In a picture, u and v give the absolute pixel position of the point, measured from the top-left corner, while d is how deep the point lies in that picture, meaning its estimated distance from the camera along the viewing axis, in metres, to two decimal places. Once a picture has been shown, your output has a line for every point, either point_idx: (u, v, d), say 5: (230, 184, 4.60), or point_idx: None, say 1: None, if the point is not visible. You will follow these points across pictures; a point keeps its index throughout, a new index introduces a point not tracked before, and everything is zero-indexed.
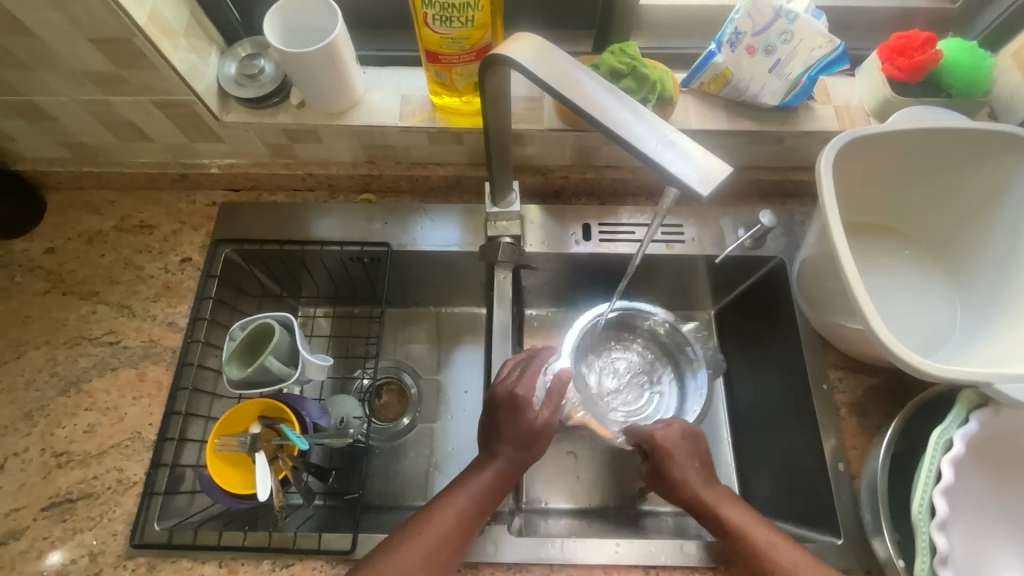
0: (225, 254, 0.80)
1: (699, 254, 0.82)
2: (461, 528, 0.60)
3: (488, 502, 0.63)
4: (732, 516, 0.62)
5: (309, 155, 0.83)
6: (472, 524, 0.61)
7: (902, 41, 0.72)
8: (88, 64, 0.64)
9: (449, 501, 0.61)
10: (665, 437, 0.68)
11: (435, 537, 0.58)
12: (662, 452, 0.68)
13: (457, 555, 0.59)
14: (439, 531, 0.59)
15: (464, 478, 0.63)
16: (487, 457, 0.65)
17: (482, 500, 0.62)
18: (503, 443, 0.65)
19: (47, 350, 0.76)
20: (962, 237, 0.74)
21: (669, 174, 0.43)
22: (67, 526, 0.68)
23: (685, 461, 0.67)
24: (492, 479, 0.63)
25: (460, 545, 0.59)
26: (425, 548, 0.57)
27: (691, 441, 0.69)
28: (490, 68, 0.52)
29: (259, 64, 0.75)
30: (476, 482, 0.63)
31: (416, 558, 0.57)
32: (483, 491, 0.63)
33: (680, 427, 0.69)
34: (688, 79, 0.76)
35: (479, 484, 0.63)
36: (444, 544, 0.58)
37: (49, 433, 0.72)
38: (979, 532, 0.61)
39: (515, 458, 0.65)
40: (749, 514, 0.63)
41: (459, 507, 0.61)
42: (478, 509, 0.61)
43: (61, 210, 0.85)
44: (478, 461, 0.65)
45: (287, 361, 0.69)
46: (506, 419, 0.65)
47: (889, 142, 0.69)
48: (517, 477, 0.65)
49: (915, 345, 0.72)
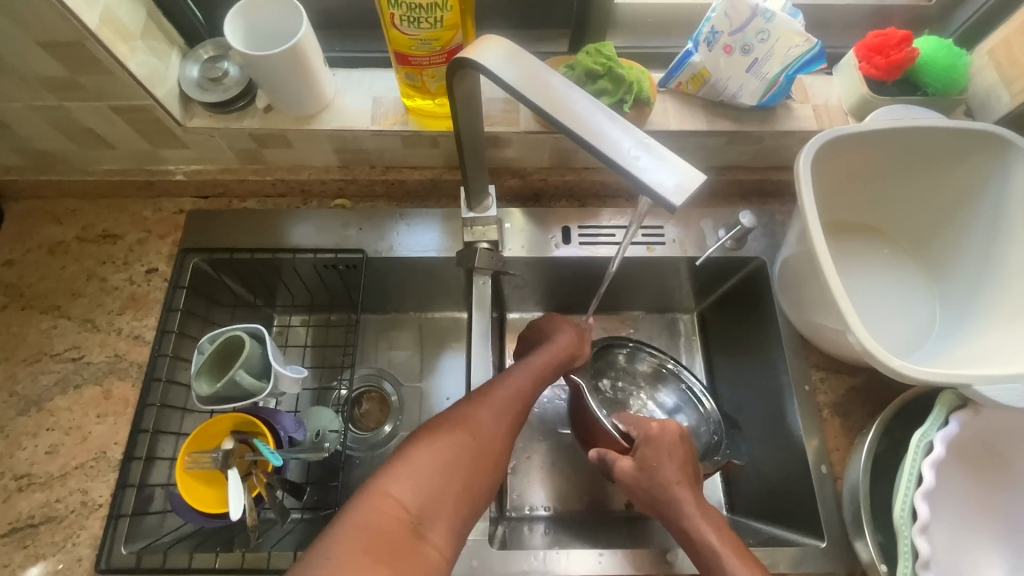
0: (193, 264, 0.77)
1: (680, 256, 0.81)
2: (521, 400, 0.60)
3: (547, 376, 0.65)
4: (688, 506, 0.59)
5: (279, 160, 0.80)
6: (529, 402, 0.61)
7: (879, 40, 0.72)
8: (39, 69, 0.61)
9: (509, 376, 0.61)
10: (659, 434, 0.64)
11: (502, 408, 0.58)
12: (654, 448, 0.64)
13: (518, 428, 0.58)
14: (504, 400, 0.58)
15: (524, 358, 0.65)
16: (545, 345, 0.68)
17: (543, 372, 0.64)
18: (559, 342, 0.68)
19: (6, 368, 0.73)
20: (940, 235, 0.74)
21: (643, 183, 0.42)
22: (29, 552, 0.65)
23: (674, 472, 0.61)
24: (548, 357, 0.66)
25: (520, 416, 0.59)
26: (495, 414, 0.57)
27: (686, 441, 0.64)
28: (458, 72, 0.49)
29: (224, 67, 0.72)
30: (534, 360, 0.65)
31: (491, 420, 0.56)
32: (538, 366, 0.64)
33: (680, 432, 0.65)
34: (666, 79, 0.75)
35: (539, 361, 0.65)
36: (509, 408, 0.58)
37: (9, 455, 0.69)
38: (961, 533, 0.60)
39: (570, 352, 0.68)
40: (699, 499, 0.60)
41: (525, 381, 0.61)
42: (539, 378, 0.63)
43: (20, 220, 0.81)
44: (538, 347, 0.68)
45: (259, 375, 0.67)
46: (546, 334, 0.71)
47: (867, 141, 0.68)
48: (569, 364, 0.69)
49: (896, 346, 0.71)
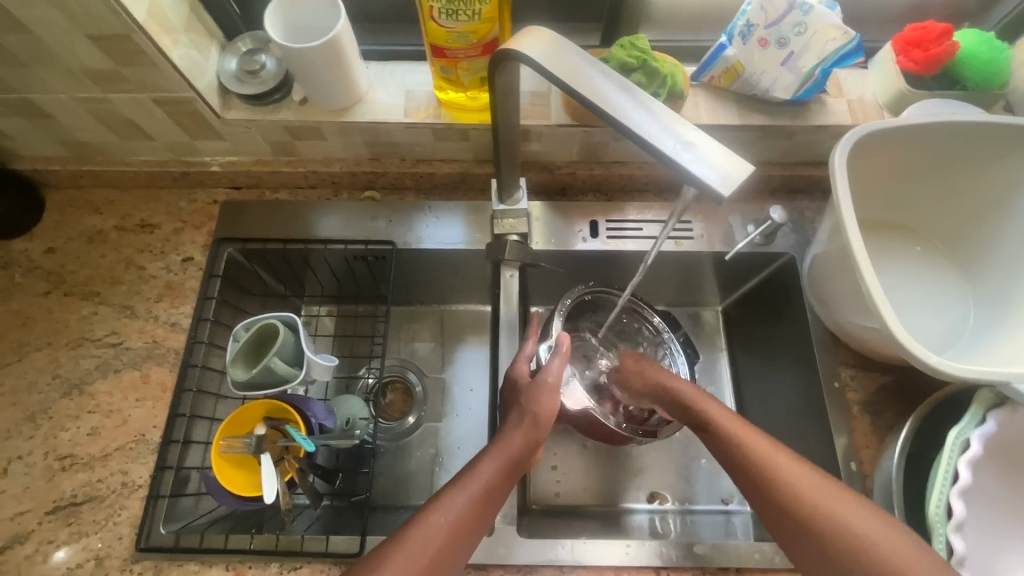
0: (227, 253, 0.79)
1: (707, 252, 0.81)
2: (484, 495, 0.56)
3: (524, 457, 0.61)
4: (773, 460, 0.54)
5: (312, 153, 0.81)
6: (498, 495, 0.58)
7: (918, 33, 0.70)
8: (86, 61, 0.63)
9: (477, 469, 0.58)
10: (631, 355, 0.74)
11: (461, 507, 0.54)
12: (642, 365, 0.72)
13: (479, 529, 0.55)
14: (463, 500, 0.55)
15: (497, 439, 0.62)
16: (519, 414, 0.64)
17: (517, 453, 0.60)
18: (539, 407, 0.64)
19: (50, 352, 0.75)
20: (974, 233, 0.73)
21: (687, 174, 0.42)
22: (72, 530, 0.67)
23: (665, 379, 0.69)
24: (527, 431, 0.62)
25: (485, 514, 0.56)
26: (451, 517, 0.53)
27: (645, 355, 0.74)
28: (500, 64, 0.50)
29: (261, 60, 0.73)
30: (508, 442, 0.61)
31: (442, 530, 0.52)
32: (517, 444, 0.61)
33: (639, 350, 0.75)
34: (698, 74, 0.74)
35: (515, 443, 0.61)
36: (473, 511, 0.55)
37: (53, 436, 0.71)
38: (995, 533, 0.60)
39: (556, 409, 0.65)
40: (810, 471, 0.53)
41: (493, 466, 0.59)
42: (515, 461, 0.60)
43: (60, 209, 0.84)
44: (514, 418, 0.65)
45: (293, 362, 0.68)
46: (531, 389, 0.66)
47: (903, 137, 0.67)
48: (551, 426, 0.65)
49: (929, 344, 0.70)
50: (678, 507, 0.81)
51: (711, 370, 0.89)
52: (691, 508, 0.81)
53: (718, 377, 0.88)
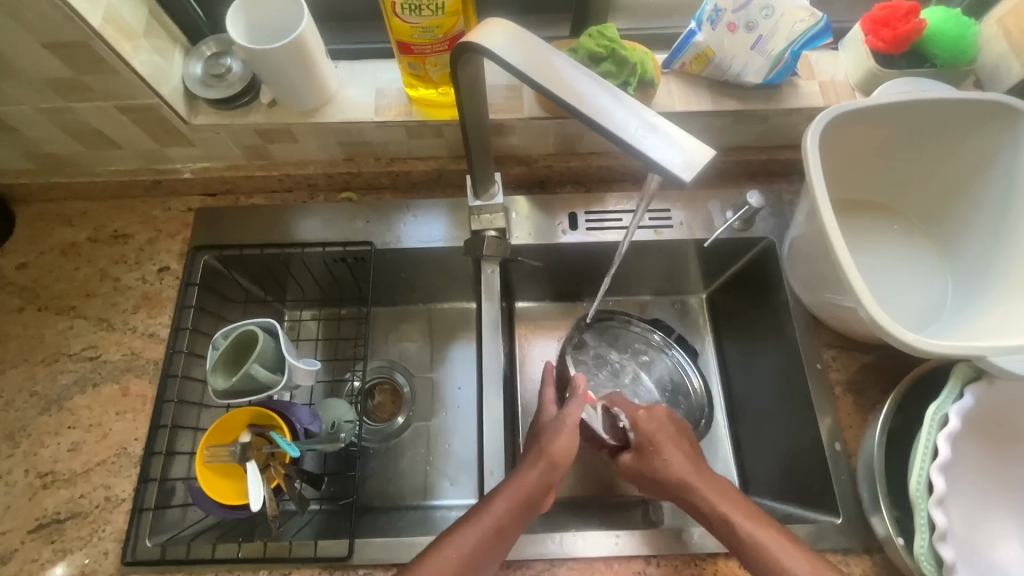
0: (204, 261, 0.78)
1: (688, 239, 0.81)
2: (496, 532, 0.57)
3: (539, 495, 0.60)
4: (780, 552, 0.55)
5: (285, 155, 0.81)
6: (504, 536, 0.58)
7: (885, 12, 0.71)
8: (45, 70, 0.61)
9: (489, 506, 0.58)
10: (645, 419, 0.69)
11: (475, 540, 0.56)
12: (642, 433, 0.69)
13: (491, 560, 0.57)
14: (477, 533, 0.57)
15: (512, 475, 0.61)
16: (536, 453, 0.63)
17: (531, 492, 0.60)
18: (556, 448, 0.63)
19: (26, 368, 0.74)
20: (949, 209, 0.74)
21: (650, 161, 0.42)
22: (57, 547, 0.66)
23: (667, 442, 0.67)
24: (543, 471, 0.61)
25: (494, 550, 0.57)
26: (463, 550, 0.56)
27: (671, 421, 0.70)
28: (463, 58, 0.49)
29: (227, 63, 0.72)
30: (524, 478, 0.61)
31: (453, 563, 0.55)
32: (532, 482, 0.60)
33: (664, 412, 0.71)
34: (670, 61, 0.74)
35: (530, 480, 0.60)
36: (480, 545, 0.56)
37: (33, 453, 0.70)
38: (977, 505, 0.60)
39: (571, 453, 0.63)
40: (748, 513, 0.59)
41: (504, 505, 0.58)
42: (528, 499, 0.59)
43: (31, 223, 0.82)
44: (531, 456, 0.63)
45: (274, 368, 0.67)
46: (550, 430, 0.65)
47: (876, 116, 0.67)
48: (569, 467, 0.63)
49: (908, 321, 0.71)
50: None
51: (698, 358, 0.89)
52: None
53: (704, 364, 0.89)
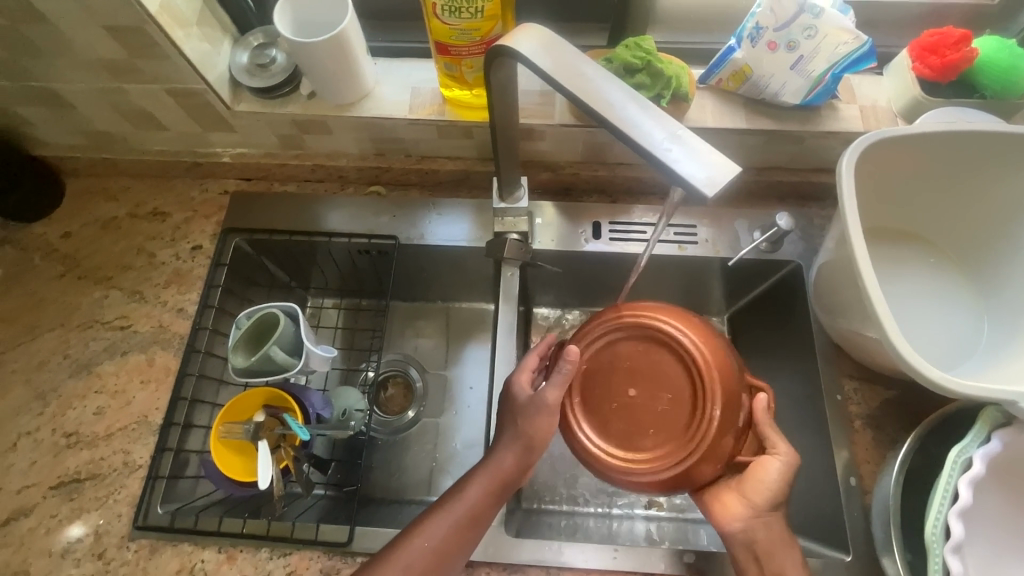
0: (234, 242, 0.81)
1: (712, 257, 0.80)
2: (471, 518, 0.59)
3: (514, 478, 0.62)
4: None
5: (319, 147, 0.83)
6: (478, 524, 0.59)
7: (935, 38, 0.68)
8: (102, 51, 0.65)
9: (464, 494, 0.60)
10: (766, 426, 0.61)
11: (447, 528, 0.58)
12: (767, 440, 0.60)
13: (467, 546, 0.59)
14: (449, 523, 0.58)
15: (488, 459, 0.62)
16: (512, 435, 0.62)
17: (505, 477, 0.61)
18: (535, 430, 0.62)
19: (61, 333, 0.78)
20: (990, 246, 0.71)
21: (674, 173, 0.42)
22: (74, 505, 0.69)
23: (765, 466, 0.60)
24: (519, 454, 0.62)
25: (472, 534, 0.59)
26: (436, 540, 0.57)
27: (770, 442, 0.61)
28: (494, 63, 0.50)
29: (271, 55, 0.75)
30: (499, 463, 0.61)
31: (425, 555, 0.56)
32: (506, 467, 0.61)
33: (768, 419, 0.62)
34: (706, 76, 0.74)
35: (506, 465, 0.61)
36: (453, 534, 0.58)
37: (60, 414, 0.74)
38: (997, 555, 0.58)
39: (551, 433, 0.63)
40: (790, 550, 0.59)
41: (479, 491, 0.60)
42: (503, 484, 0.61)
43: (78, 196, 0.87)
44: (507, 437, 0.63)
45: (291, 352, 0.69)
46: (532, 410, 0.62)
47: (916, 144, 0.65)
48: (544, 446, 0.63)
49: (936, 359, 0.68)
50: (673, 514, 0.78)
51: None
52: (688, 516, 0.78)
53: None
